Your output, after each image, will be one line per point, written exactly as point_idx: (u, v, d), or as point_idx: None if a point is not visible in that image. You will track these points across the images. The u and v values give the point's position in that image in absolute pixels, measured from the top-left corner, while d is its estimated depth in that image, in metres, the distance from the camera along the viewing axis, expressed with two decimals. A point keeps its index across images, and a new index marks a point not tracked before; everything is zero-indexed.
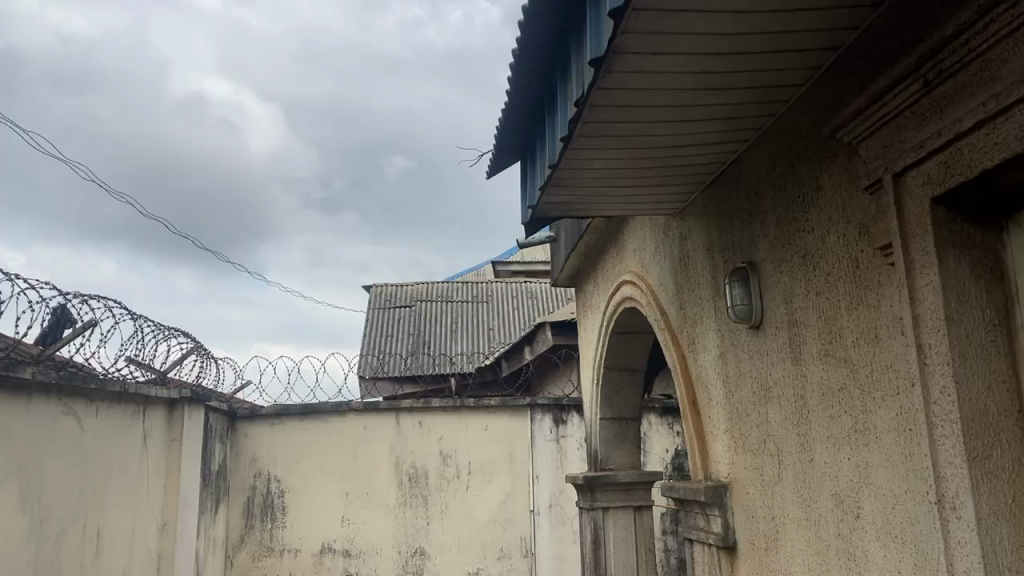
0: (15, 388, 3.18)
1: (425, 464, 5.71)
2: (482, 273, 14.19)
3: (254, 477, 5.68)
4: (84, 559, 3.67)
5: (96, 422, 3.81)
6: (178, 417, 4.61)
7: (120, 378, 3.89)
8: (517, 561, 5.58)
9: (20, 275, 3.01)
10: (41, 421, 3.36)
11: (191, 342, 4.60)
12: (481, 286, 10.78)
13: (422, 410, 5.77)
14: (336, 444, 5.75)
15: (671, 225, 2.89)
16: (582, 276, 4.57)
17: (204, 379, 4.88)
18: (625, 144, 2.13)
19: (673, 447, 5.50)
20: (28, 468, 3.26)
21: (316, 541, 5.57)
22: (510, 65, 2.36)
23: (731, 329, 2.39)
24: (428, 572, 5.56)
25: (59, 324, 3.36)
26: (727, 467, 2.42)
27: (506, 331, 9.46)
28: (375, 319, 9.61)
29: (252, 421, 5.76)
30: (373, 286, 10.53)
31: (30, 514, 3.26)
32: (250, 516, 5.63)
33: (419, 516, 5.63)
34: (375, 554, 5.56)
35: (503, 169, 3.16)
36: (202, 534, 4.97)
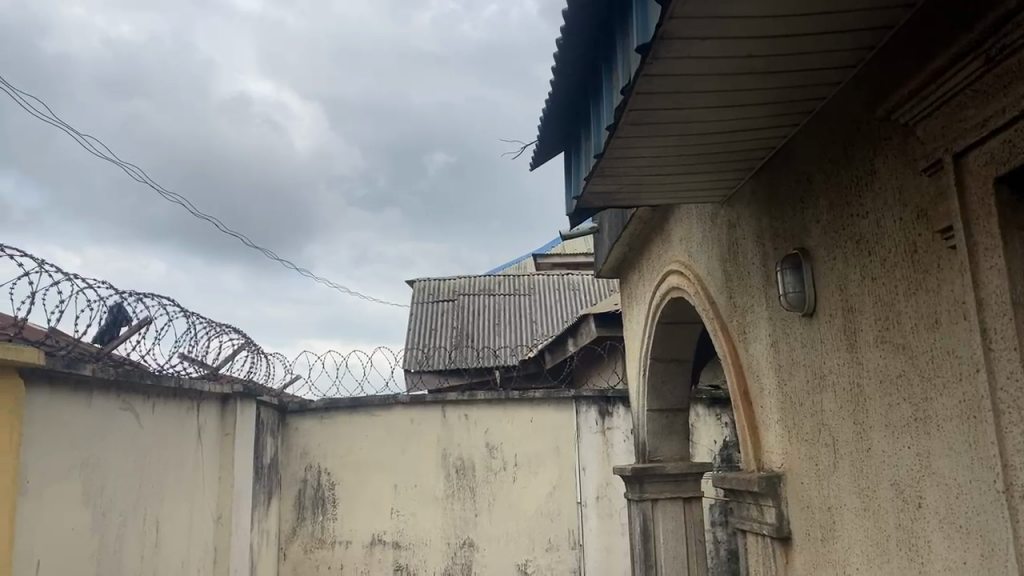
0: (77, 385, 3.28)
1: (471, 457, 5.74)
2: (524, 266, 14.19)
3: (304, 470, 5.77)
4: (144, 551, 3.77)
5: (153, 417, 3.91)
6: (230, 412, 4.70)
7: (175, 375, 3.99)
8: (565, 553, 5.58)
9: (78, 275, 3.10)
10: (101, 416, 3.45)
11: (242, 338, 4.68)
12: (524, 278, 10.78)
13: (468, 403, 5.80)
14: (383, 437, 5.80)
15: (719, 213, 2.86)
16: (626, 266, 4.54)
17: (255, 374, 4.96)
18: (673, 132, 2.11)
19: (721, 439, 5.44)
20: (91, 463, 3.36)
21: (366, 533, 5.65)
22: (554, 55, 2.35)
23: (784, 317, 2.35)
24: (476, 565, 5.59)
25: (115, 323, 3.44)
26: (781, 457, 2.39)
27: (550, 323, 9.45)
28: (420, 313, 9.67)
29: (302, 415, 5.85)
30: (417, 280, 10.59)
31: (93, 507, 3.36)
32: (301, 508, 5.72)
33: (468, 508, 5.67)
34: (424, 546, 5.62)
35: (547, 159, 3.15)
36: (255, 527, 5.07)
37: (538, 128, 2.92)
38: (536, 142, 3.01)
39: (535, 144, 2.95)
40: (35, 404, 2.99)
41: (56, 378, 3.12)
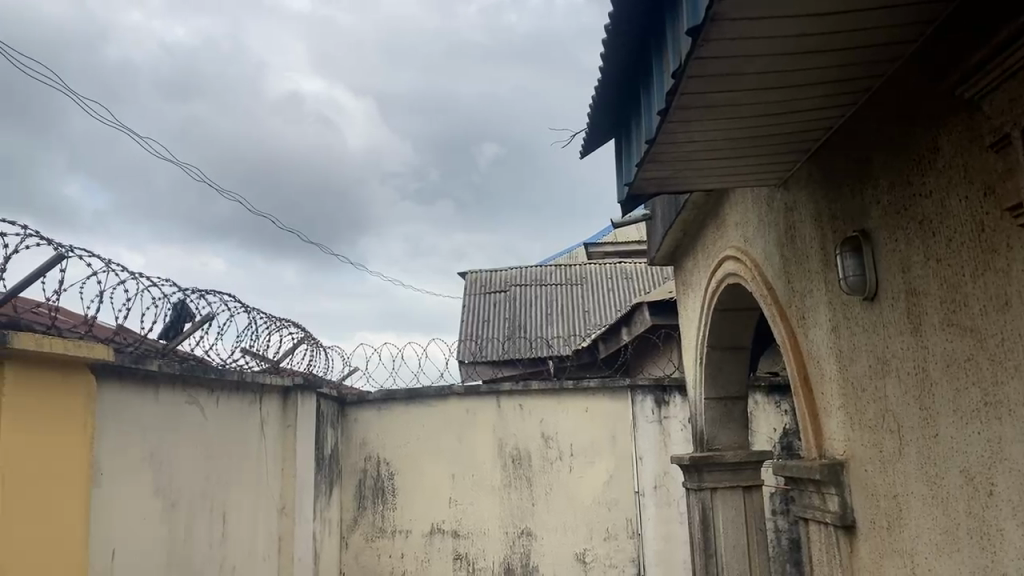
0: (145, 380, 3.38)
1: (527, 447, 5.76)
2: (575, 256, 14.15)
3: (364, 460, 5.87)
4: (212, 540, 3.89)
5: (217, 411, 4.02)
6: (291, 405, 4.81)
7: (238, 368, 4.10)
8: (624, 542, 5.57)
9: (143, 273, 3.20)
10: (168, 409, 3.56)
11: (301, 332, 4.78)
12: (575, 268, 10.74)
13: (522, 393, 5.82)
14: (439, 427, 5.86)
15: (776, 196, 2.80)
16: (680, 254, 4.50)
17: (315, 366, 5.07)
18: (726, 115, 2.07)
19: (781, 427, 5.35)
20: (160, 455, 3.47)
21: (425, 522, 5.73)
22: (603, 41, 2.34)
23: (844, 301, 2.29)
24: (535, 554, 5.62)
25: (180, 319, 3.54)
26: (844, 444, 2.34)
27: (603, 312, 9.40)
28: (472, 305, 9.71)
29: (361, 406, 5.95)
30: (468, 272, 10.64)
31: (163, 498, 3.48)
32: (362, 498, 5.82)
33: (525, 498, 5.69)
34: (483, 535, 5.67)
35: (597, 146, 3.13)
36: (318, 517, 5.18)
37: (588, 115, 2.90)
38: (586, 130, 3.00)
39: (585, 131, 2.94)
40: (104, 401, 3.09)
41: (125, 373, 3.23)
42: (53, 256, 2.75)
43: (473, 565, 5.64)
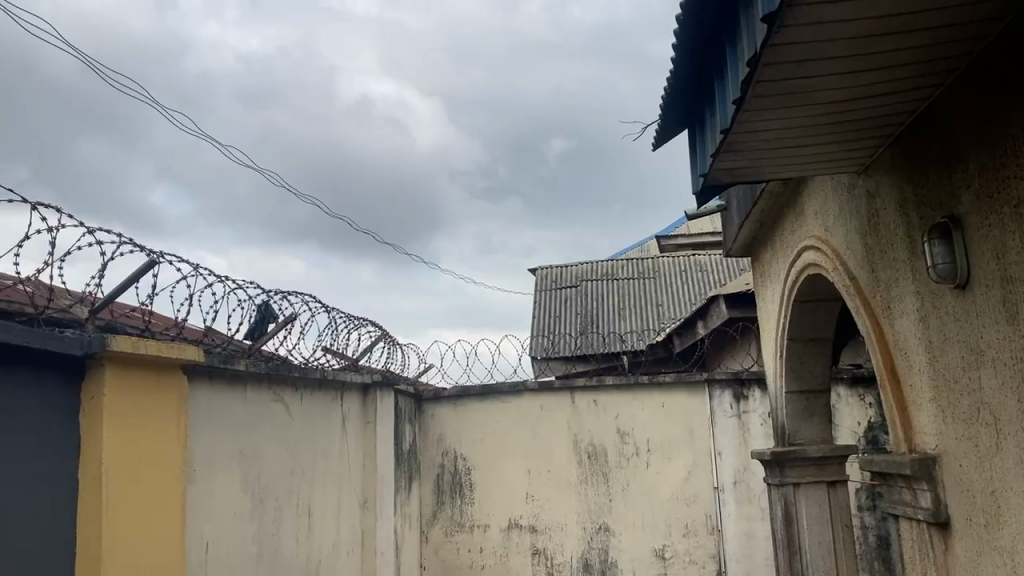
0: (233, 379, 3.52)
1: (603, 443, 5.74)
2: (647, 249, 14.00)
3: (441, 456, 5.96)
4: (299, 533, 4.01)
5: (301, 408, 4.14)
6: (370, 401, 4.92)
7: (320, 366, 4.21)
8: (704, 538, 5.51)
9: (229, 276, 3.31)
10: (254, 407, 3.69)
11: (378, 330, 4.89)
12: (647, 261, 10.63)
13: (597, 388, 5.80)
14: (515, 423, 5.89)
15: (857, 183, 2.72)
16: (758, 245, 4.40)
17: (392, 364, 5.17)
18: (803, 101, 2.03)
19: (867, 420, 5.19)
20: (248, 451, 3.60)
21: (503, 517, 5.78)
22: (675, 32, 2.32)
23: (933, 289, 2.21)
24: (614, 549, 5.60)
25: (264, 319, 3.66)
26: (936, 438, 2.26)
27: (677, 306, 9.29)
28: (544, 301, 9.72)
29: (437, 402, 6.03)
30: (539, 268, 10.64)
31: (252, 493, 3.60)
32: (440, 493, 5.91)
33: (602, 493, 5.68)
34: (561, 530, 5.68)
35: (670, 139, 3.10)
36: (399, 512, 5.29)
37: (660, 108, 2.88)
38: (658, 123, 2.98)
39: (658, 123, 2.92)
40: (196, 401, 3.22)
41: (214, 373, 3.36)
42: (144, 262, 2.88)
43: (551, 560, 5.66)
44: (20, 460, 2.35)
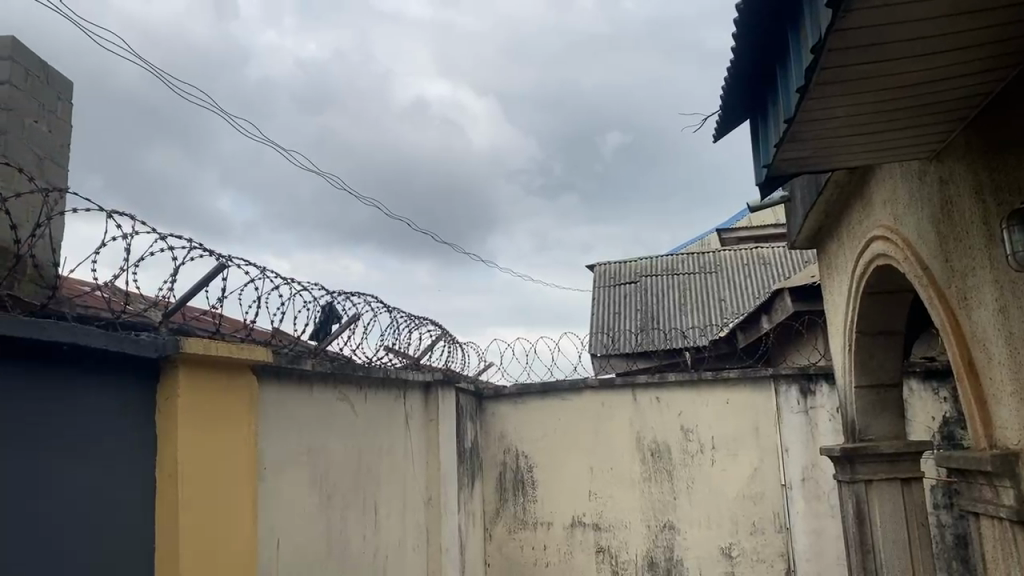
0: (300, 378, 3.59)
1: (667, 440, 5.68)
2: (707, 243, 13.80)
3: (503, 454, 5.98)
4: (366, 530, 4.07)
5: (366, 406, 4.21)
6: (432, 400, 4.97)
7: (383, 366, 4.28)
8: (772, 536, 5.41)
9: (294, 278, 3.39)
10: (321, 406, 3.77)
11: (439, 329, 4.93)
12: (708, 255, 10.46)
13: (659, 385, 5.74)
14: (576, 421, 5.87)
15: (928, 169, 2.63)
16: (823, 236, 4.30)
17: (452, 363, 5.21)
18: (871, 87, 1.98)
19: (941, 415, 5.02)
20: (315, 449, 3.67)
21: (567, 515, 5.78)
22: (735, 21, 2.28)
23: (1013, 278, 2.12)
24: (679, 547, 5.54)
25: (329, 320, 3.73)
26: (1018, 434, 2.17)
27: (739, 300, 9.12)
28: (603, 297, 9.66)
29: (497, 400, 6.05)
30: (598, 264, 10.58)
31: (320, 490, 3.68)
32: (503, 491, 5.93)
33: (666, 491, 5.62)
34: (625, 528, 5.65)
35: (731, 130, 3.05)
36: (462, 509, 5.33)
37: (721, 99, 2.84)
38: (718, 114, 2.93)
39: (718, 114, 2.88)
40: (265, 400, 3.30)
41: (281, 373, 3.43)
42: (214, 265, 2.96)
43: (616, 558, 5.63)
44: (105, 460, 2.44)
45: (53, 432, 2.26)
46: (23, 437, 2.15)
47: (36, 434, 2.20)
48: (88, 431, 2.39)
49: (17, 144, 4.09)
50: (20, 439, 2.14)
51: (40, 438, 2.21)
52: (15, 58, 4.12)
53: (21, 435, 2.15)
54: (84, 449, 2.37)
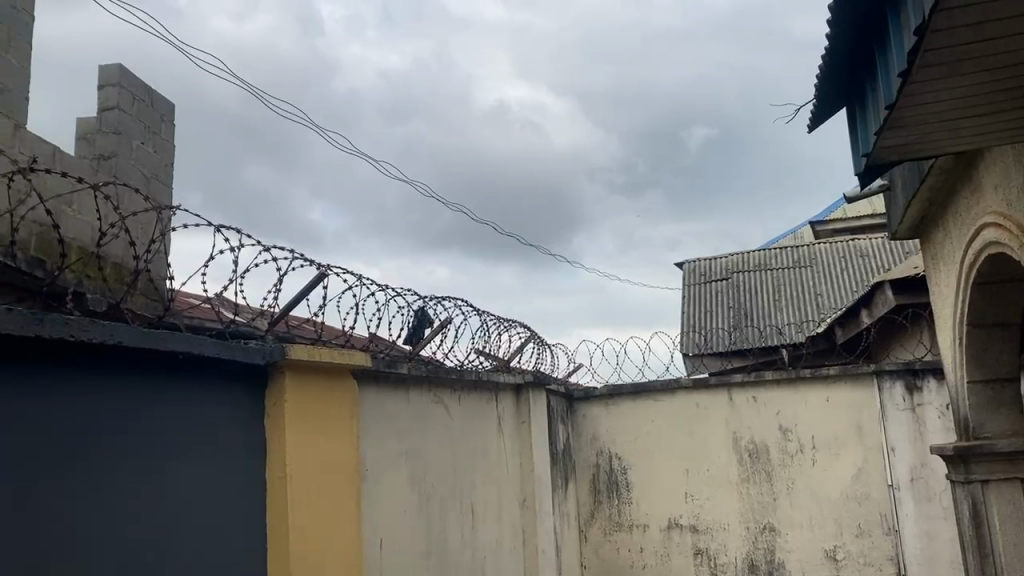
0: (397, 382, 3.67)
1: (765, 440, 5.54)
2: (800, 237, 13.37)
3: (596, 455, 5.95)
4: (464, 531, 4.13)
5: (460, 409, 4.28)
6: (524, 402, 5.00)
7: (475, 369, 4.33)
8: (879, 539, 5.21)
9: (389, 284, 3.47)
10: (418, 408, 3.84)
11: (528, 331, 4.96)
12: (802, 249, 10.14)
13: (755, 384, 5.60)
14: (671, 422, 5.79)
15: None
16: (927, 225, 4.11)
17: (543, 364, 5.23)
18: (980, 67, 1.89)
19: None
20: (414, 452, 3.75)
21: (663, 517, 5.71)
22: (830, 7, 2.22)
23: None
24: (780, 550, 5.40)
25: (422, 324, 3.81)
26: None
27: (837, 295, 8.81)
28: (693, 295, 9.49)
29: (589, 401, 6.03)
30: (687, 262, 10.40)
31: (420, 492, 3.76)
32: (598, 492, 5.90)
33: (766, 493, 5.48)
34: (723, 530, 5.54)
35: (827, 118, 2.96)
36: (557, 511, 5.34)
37: (816, 87, 2.76)
38: (814, 103, 2.85)
39: (814, 103, 2.80)
40: (365, 403, 3.39)
41: (379, 377, 3.52)
42: (315, 274, 3.07)
43: (715, 561, 5.53)
44: (222, 462, 2.55)
45: (176, 437, 2.38)
46: (150, 442, 2.27)
47: (161, 437, 2.32)
48: (207, 435, 2.50)
49: (126, 165, 4.33)
50: (146, 445, 2.26)
51: (165, 442, 2.33)
52: (122, 84, 4.32)
53: (147, 439, 2.27)
54: (205, 452, 2.48)
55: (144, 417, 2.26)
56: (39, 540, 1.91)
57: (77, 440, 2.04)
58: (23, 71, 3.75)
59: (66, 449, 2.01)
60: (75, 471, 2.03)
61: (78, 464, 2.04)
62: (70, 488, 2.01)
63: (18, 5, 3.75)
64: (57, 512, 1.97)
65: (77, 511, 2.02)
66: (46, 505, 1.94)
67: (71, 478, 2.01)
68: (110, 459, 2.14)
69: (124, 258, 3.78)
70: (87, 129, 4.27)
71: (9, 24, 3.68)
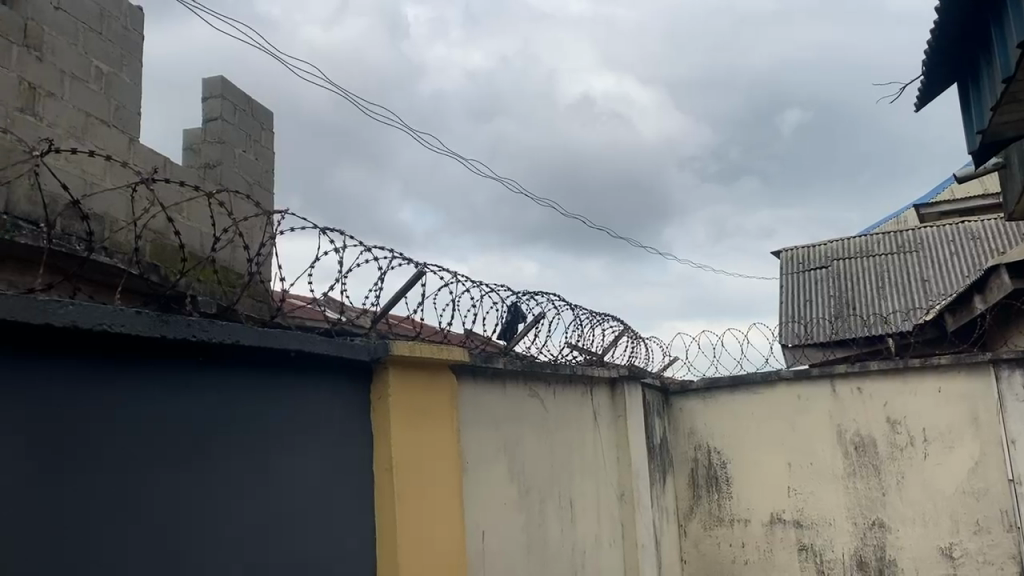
0: (494, 377, 3.72)
1: (872, 432, 5.34)
2: (904, 221, 12.78)
3: (694, 449, 5.86)
4: (563, 524, 4.15)
5: (555, 403, 4.30)
6: (620, 396, 4.98)
7: (569, 363, 4.34)
8: (1000, 536, 4.96)
9: (483, 280, 3.52)
10: (514, 402, 3.88)
11: (622, 325, 4.93)
12: (906, 233, 9.69)
13: (860, 374, 5.41)
14: (772, 414, 5.65)
15: None
16: None
17: (637, 358, 5.20)
18: None
19: None
20: (512, 447, 3.79)
21: (765, 512, 5.58)
22: None
23: None
24: (892, 547, 5.19)
25: (515, 319, 3.84)
26: None
27: (946, 281, 8.39)
28: (790, 285, 9.22)
29: (685, 394, 5.95)
30: (783, 250, 10.10)
31: (519, 486, 3.79)
32: (696, 487, 5.81)
33: (873, 487, 5.29)
34: (829, 526, 5.37)
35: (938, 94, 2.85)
36: (655, 506, 5.30)
37: None
38: None
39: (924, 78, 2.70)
40: (464, 398, 3.46)
41: (477, 372, 3.58)
42: (413, 272, 3.14)
43: (821, 557, 5.38)
44: (286, 467, 2.43)
45: (228, 443, 2.23)
46: (199, 447, 2.13)
47: (244, 436, 2.28)
48: (268, 438, 2.38)
49: (230, 173, 4.55)
50: (192, 451, 2.11)
51: (216, 449, 2.19)
52: (224, 95, 4.51)
53: (244, 438, 2.29)
54: (267, 457, 2.36)
55: (200, 420, 2.15)
56: (161, 536, 1.98)
57: (117, 446, 1.91)
58: (135, 87, 3.97)
59: (106, 455, 1.88)
60: (115, 479, 1.89)
61: (119, 472, 1.90)
62: (148, 488, 1.97)
63: (129, 25, 3.97)
64: (136, 514, 1.93)
65: (137, 519, 1.93)
66: (79, 515, 1.79)
67: (111, 485, 1.88)
68: (153, 465, 1.99)
69: (234, 262, 3.96)
70: (194, 140, 4.50)
71: (122, 44, 3.91)
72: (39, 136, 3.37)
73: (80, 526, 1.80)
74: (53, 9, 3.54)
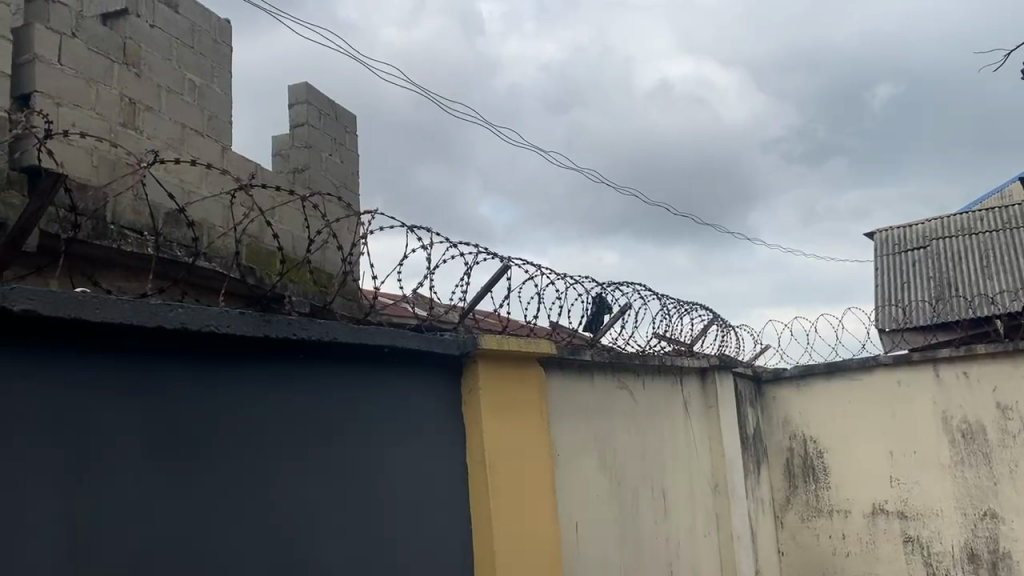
0: (581, 369, 3.72)
1: (980, 419, 5.10)
2: (1010, 195, 12.09)
3: (789, 439, 5.71)
4: (657, 516, 4.11)
5: (645, 393, 4.26)
6: (710, 386, 4.91)
7: (656, 354, 4.30)
8: None
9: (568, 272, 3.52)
10: (603, 393, 3.87)
11: (710, 314, 4.85)
12: (1012, 207, 9.16)
13: (965, 358, 5.16)
14: (871, 401, 5.45)
15: None
16: None
17: (727, 346, 5.10)
18: None
19: None
20: (602, 438, 3.78)
21: (866, 502, 5.40)
22: None
23: None
24: (1005, 539, 4.97)
25: (601, 310, 3.83)
26: None
27: None
28: (886, 267, 8.85)
29: (778, 383, 5.80)
30: (877, 231, 9.70)
31: (611, 478, 3.79)
32: (792, 478, 5.66)
33: (983, 477, 5.05)
34: (936, 516, 5.15)
35: None
36: (750, 497, 5.19)
37: None
38: None
39: None
40: (553, 391, 3.47)
41: (564, 365, 3.58)
42: (498, 267, 3.17)
43: (928, 550, 5.17)
44: (379, 463, 2.47)
45: (324, 439, 2.28)
46: (296, 445, 2.19)
47: (344, 431, 2.36)
48: (362, 433, 2.42)
49: (318, 176, 4.68)
50: (290, 449, 2.17)
51: (314, 444, 2.25)
52: (309, 100, 4.65)
53: (345, 433, 2.36)
54: (364, 451, 2.42)
55: (304, 418, 2.23)
56: (272, 529, 2.07)
57: (221, 446, 1.98)
58: (227, 97, 4.13)
59: (209, 454, 1.95)
60: (217, 477, 1.96)
61: (221, 471, 1.97)
62: (259, 483, 2.06)
63: (218, 38, 4.13)
64: (250, 507, 2.02)
65: (251, 513, 2.02)
66: (197, 511, 1.89)
67: (225, 481, 1.97)
68: (262, 461, 2.08)
69: (326, 262, 4.09)
70: (283, 146, 4.65)
71: (213, 56, 4.07)
72: (142, 149, 3.56)
73: (199, 521, 1.90)
74: (149, 27, 3.72)
